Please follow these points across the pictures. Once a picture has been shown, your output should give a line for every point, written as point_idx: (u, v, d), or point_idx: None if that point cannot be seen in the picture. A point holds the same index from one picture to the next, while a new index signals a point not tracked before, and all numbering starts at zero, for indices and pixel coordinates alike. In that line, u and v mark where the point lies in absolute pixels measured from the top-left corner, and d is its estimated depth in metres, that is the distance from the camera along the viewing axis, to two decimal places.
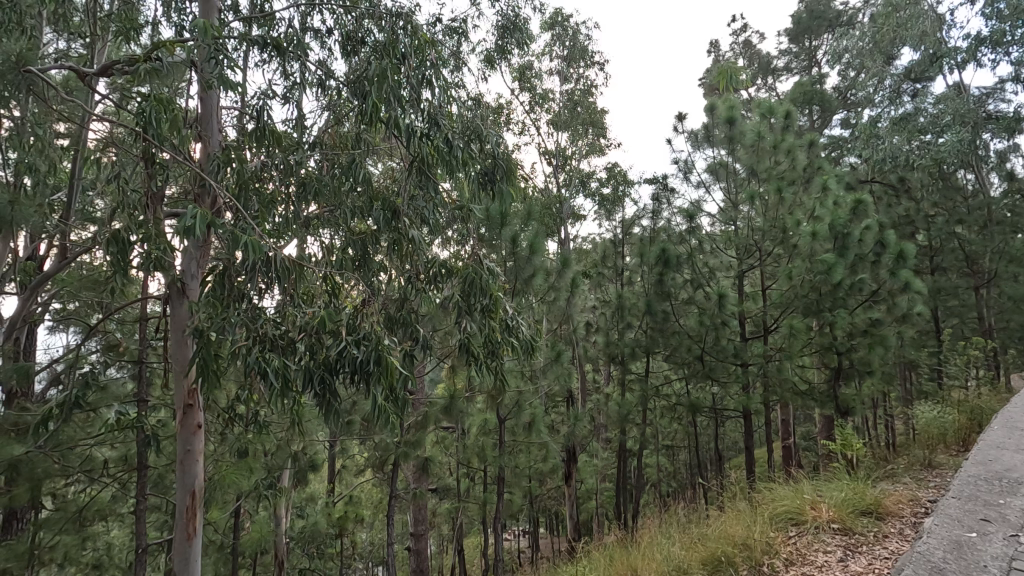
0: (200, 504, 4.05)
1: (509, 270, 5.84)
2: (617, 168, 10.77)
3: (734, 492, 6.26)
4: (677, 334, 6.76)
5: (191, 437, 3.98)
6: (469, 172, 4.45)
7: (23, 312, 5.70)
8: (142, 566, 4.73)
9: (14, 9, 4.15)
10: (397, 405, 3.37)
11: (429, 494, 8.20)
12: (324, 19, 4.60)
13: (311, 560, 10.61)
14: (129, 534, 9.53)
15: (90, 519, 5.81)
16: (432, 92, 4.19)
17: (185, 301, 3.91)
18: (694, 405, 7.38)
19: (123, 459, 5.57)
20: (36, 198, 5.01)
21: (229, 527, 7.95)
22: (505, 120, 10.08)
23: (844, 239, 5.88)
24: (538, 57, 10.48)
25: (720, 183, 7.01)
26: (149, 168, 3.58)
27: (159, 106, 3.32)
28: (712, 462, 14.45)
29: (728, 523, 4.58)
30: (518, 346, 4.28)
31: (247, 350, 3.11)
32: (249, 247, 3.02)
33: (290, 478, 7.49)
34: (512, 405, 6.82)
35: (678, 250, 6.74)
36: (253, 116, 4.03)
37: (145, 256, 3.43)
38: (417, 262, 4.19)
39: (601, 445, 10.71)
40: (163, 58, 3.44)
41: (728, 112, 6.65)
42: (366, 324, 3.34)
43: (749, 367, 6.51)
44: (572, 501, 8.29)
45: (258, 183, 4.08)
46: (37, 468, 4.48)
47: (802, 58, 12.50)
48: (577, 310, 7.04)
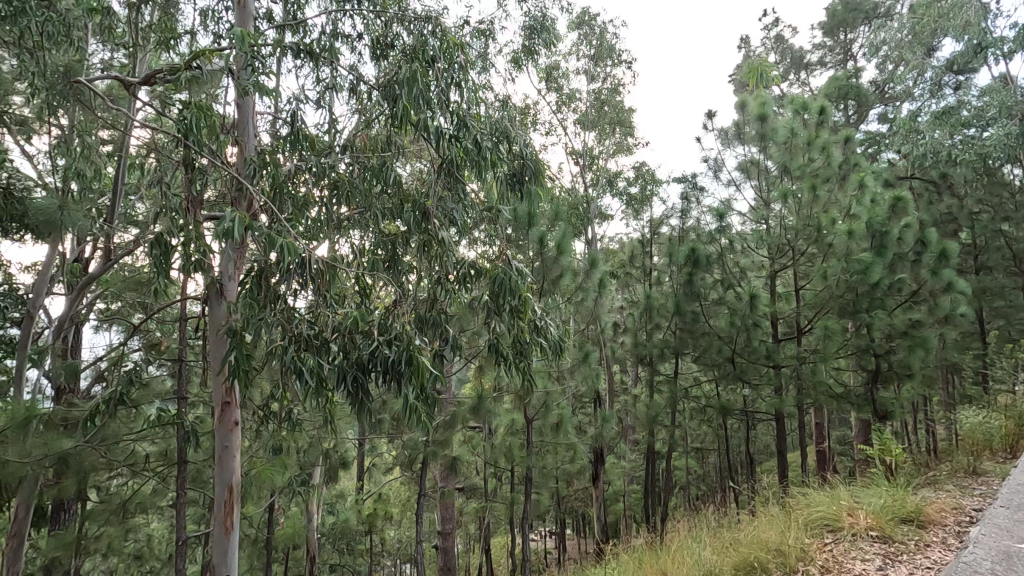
0: (238, 499, 4.15)
1: (536, 271, 5.83)
2: (645, 167, 10.66)
3: (766, 496, 6.13)
4: (706, 335, 6.64)
5: (228, 435, 4.08)
6: (497, 172, 4.46)
7: (71, 312, 5.97)
8: (182, 559, 4.87)
9: (63, 24, 4.36)
10: (427, 404, 3.39)
11: (456, 493, 8.27)
12: (354, 23, 4.68)
13: (341, 556, 10.81)
14: (166, 527, 9.88)
15: (131, 510, 6.07)
16: (461, 94, 4.23)
17: (222, 301, 4.00)
18: (725, 406, 7.25)
19: (163, 455, 5.78)
20: (83, 203, 5.23)
21: (263, 521, 8.17)
22: (532, 120, 10.06)
23: (883, 238, 5.69)
24: (565, 57, 10.43)
25: (751, 182, 6.89)
26: (189, 173, 3.70)
27: (200, 113, 3.45)
28: (743, 465, 14.18)
29: (760, 528, 4.50)
30: (547, 346, 4.28)
31: (283, 349, 3.20)
32: (285, 250, 3.11)
33: (321, 475, 7.64)
34: (540, 406, 6.81)
35: (708, 250, 6.62)
36: (287, 120, 4.12)
37: (185, 258, 3.56)
38: (447, 263, 4.16)
39: (629, 447, 10.62)
40: (202, 66, 3.57)
41: (760, 109, 6.49)
42: (397, 324, 3.38)
43: (782, 369, 6.37)
44: (599, 502, 8.24)
45: (292, 187, 4.18)
46: (84, 461, 4.68)
47: (837, 52, 12.17)
48: (604, 310, 7.01)
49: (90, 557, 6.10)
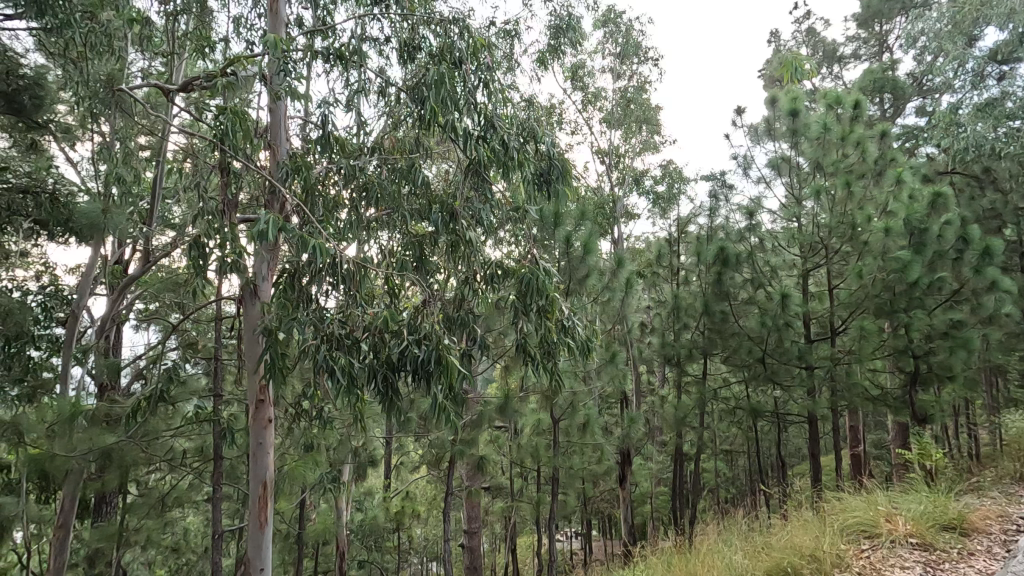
0: (271, 495, 4.24)
1: (563, 271, 5.82)
2: (672, 165, 10.51)
3: (799, 500, 5.98)
4: (736, 335, 6.52)
5: (262, 431, 4.17)
6: (524, 173, 4.46)
7: (112, 312, 6.20)
8: (218, 552, 5.01)
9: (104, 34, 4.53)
10: (457, 404, 3.41)
11: (483, 492, 8.29)
12: (381, 27, 4.74)
13: (369, 553, 10.95)
14: (202, 522, 10.16)
15: (169, 504, 6.28)
16: (488, 94, 4.25)
17: (257, 301, 4.10)
18: (756, 408, 7.11)
19: (200, 451, 5.96)
20: (124, 207, 5.42)
21: (295, 516, 8.34)
22: (557, 120, 10.03)
23: (921, 235, 5.50)
24: (590, 56, 10.36)
25: (781, 179, 6.75)
26: (225, 176, 3.81)
27: (235, 118, 3.54)
28: (774, 468, 13.90)
29: (793, 533, 4.40)
30: (575, 346, 4.24)
31: (315, 348, 3.26)
32: (318, 251, 3.17)
33: (351, 472, 7.75)
34: (567, 406, 6.78)
35: (737, 249, 6.51)
36: (318, 124, 4.21)
37: (222, 259, 3.66)
38: (474, 262, 4.18)
39: (656, 448, 10.51)
40: (236, 73, 3.68)
41: (791, 104, 6.32)
42: (426, 324, 3.42)
43: (815, 370, 6.21)
44: (626, 503, 8.16)
45: (323, 190, 4.26)
46: (125, 455, 4.84)
47: (872, 44, 11.80)
48: (631, 310, 6.96)
49: (131, 548, 6.32)
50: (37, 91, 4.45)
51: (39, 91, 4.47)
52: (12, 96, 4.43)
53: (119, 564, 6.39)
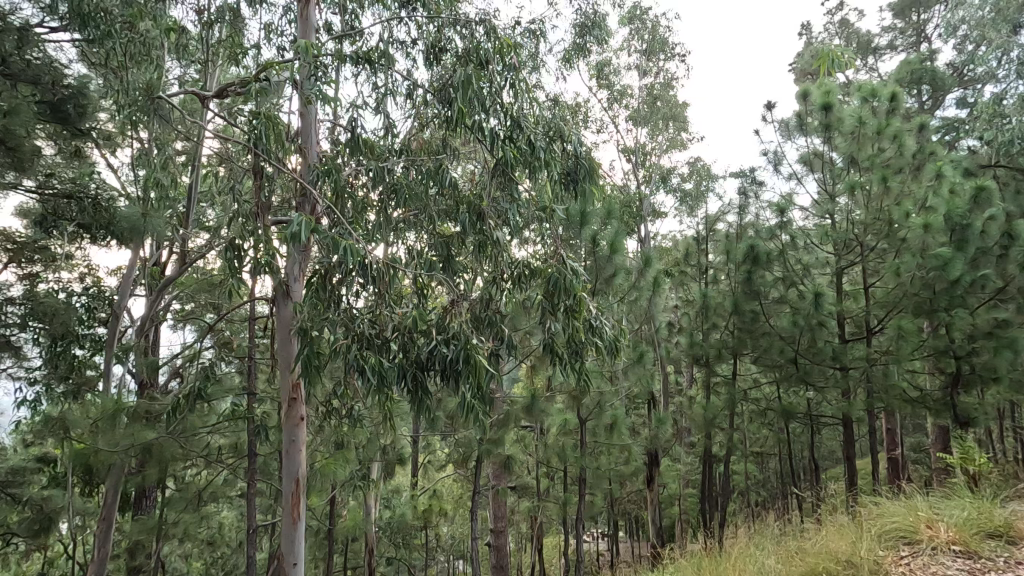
0: (304, 492, 4.32)
1: (589, 270, 5.79)
2: (700, 163, 10.35)
3: (834, 504, 5.82)
4: (767, 334, 6.38)
5: (295, 429, 4.26)
6: (550, 172, 4.46)
7: (151, 312, 6.39)
8: (253, 547, 5.13)
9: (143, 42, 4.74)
10: (485, 403, 3.43)
11: (509, 491, 8.31)
12: (408, 30, 4.80)
13: (396, 551, 11.08)
14: (235, 517, 10.41)
15: (205, 499, 6.46)
16: (515, 94, 4.26)
17: (289, 302, 4.19)
18: (788, 409, 6.96)
19: (234, 447, 6.12)
20: (161, 210, 5.59)
21: (325, 513, 8.48)
22: (583, 118, 9.97)
23: (963, 231, 5.28)
24: (616, 53, 10.29)
25: (814, 174, 6.58)
26: (258, 179, 3.91)
27: (268, 123, 3.64)
28: (807, 471, 13.58)
29: (829, 538, 4.29)
30: (603, 346, 4.21)
31: (347, 347, 3.32)
32: (348, 252, 3.24)
33: (379, 470, 7.85)
34: (594, 406, 6.74)
35: (768, 247, 6.37)
36: (347, 127, 4.28)
37: (255, 261, 3.75)
38: (502, 262, 4.19)
39: (684, 449, 10.37)
40: (269, 78, 3.77)
41: (824, 98, 6.14)
42: (455, 323, 3.44)
43: (850, 370, 6.05)
44: (654, 505, 8.06)
45: (352, 192, 4.33)
46: (164, 451, 5.00)
47: (909, 34, 11.42)
48: (659, 310, 6.88)
49: (169, 541, 6.51)
50: (80, 99, 4.57)
51: (83, 100, 4.59)
52: (58, 104, 4.55)
53: (159, 556, 6.62)
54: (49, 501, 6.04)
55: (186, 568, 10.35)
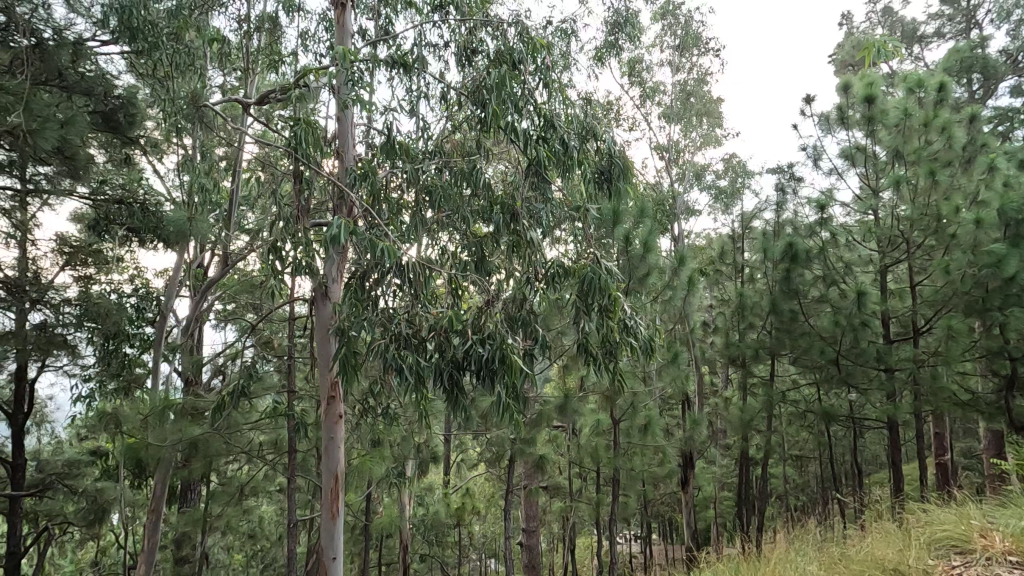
0: (342, 488, 4.40)
1: (622, 270, 5.74)
2: (735, 159, 10.14)
3: (881, 511, 5.59)
4: (807, 334, 6.20)
5: (333, 427, 4.35)
6: (584, 171, 4.43)
7: (195, 312, 6.63)
8: (294, 542, 5.27)
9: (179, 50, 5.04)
10: (519, 403, 3.43)
11: (541, 491, 8.30)
12: (440, 33, 4.87)
13: (430, 547, 11.19)
14: (274, 511, 10.70)
15: (247, 493, 6.66)
16: (548, 93, 4.26)
17: (328, 302, 4.29)
18: (830, 412, 6.75)
19: (274, 444, 6.28)
20: (204, 213, 5.79)
21: (361, 509, 8.65)
22: (615, 116, 9.89)
23: (1019, 226, 5.01)
24: (648, 50, 10.16)
25: (856, 169, 6.38)
26: (298, 183, 4.03)
27: (307, 128, 3.75)
28: (849, 476, 13.14)
29: (875, 546, 4.12)
30: (638, 346, 4.16)
31: (384, 347, 3.38)
32: (386, 253, 3.31)
33: (414, 468, 7.95)
34: (627, 406, 6.67)
35: (808, 244, 6.20)
36: (382, 130, 4.36)
37: (296, 262, 3.86)
38: (536, 262, 4.18)
39: (719, 451, 10.17)
40: (308, 85, 3.87)
41: (866, 90, 5.94)
42: (490, 323, 3.46)
43: (896, 372, 5.82)
44: (690, 508, 7.91)
45: (388, 194, 4.41)
46: (209, 446, 5.17)
47: (958, 20, 10.92)
48: (693, 309, 6.77)
49: (213, 533, 6.74)
50: (130, 109, 4.80)
51: (132, 109, 4.82)
52: (109, 115, 4.79)
53: (204, 548, 6.86)
54: (104, 493, 6.27)
55: (228, 560, 10.69)
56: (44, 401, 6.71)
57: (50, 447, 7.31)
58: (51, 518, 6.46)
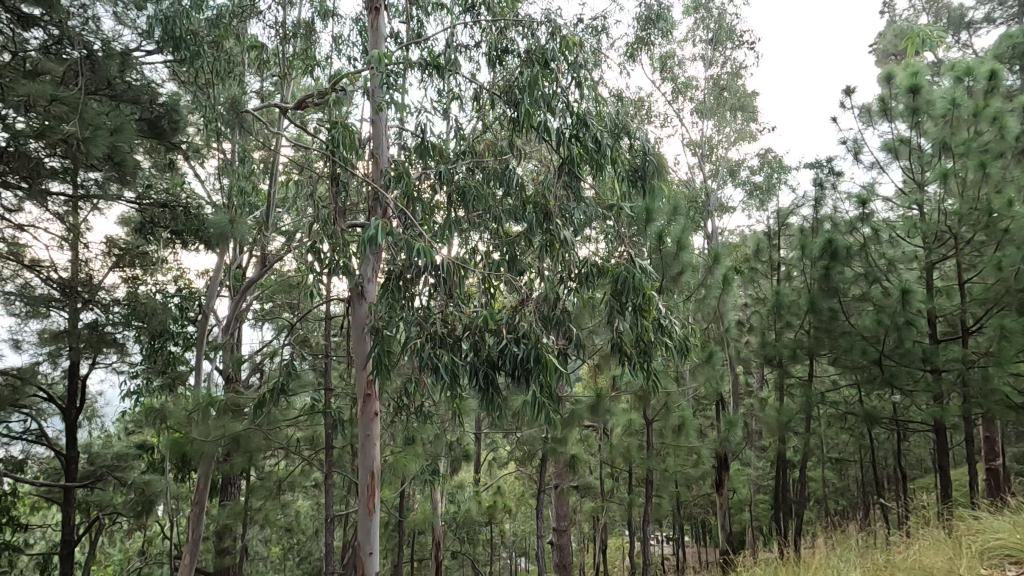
0: (379, 484, 4.48)
1: (655, 268, 5.69)
2: (771, 153, 9.90)
3: (928, 517, 5.38)
4: (848, 334, 6.01)
5: (370, 424, 4.43)
6: (617, 169, 4.40)
7: (235, 311, 6.82)
8: (331, 536, 5.40)
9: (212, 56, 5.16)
10: (554, 402, 3.43)
11: (573, 491, 8.26)
12: (471, 34, 4.90)
13: (462, 545, 11.27)
14: (309, 506, 10.93)
15: (284, 488, 6.83)
16: (580, 91, 4.24)
17: (363, 302, 4.37)
18: (872, 414, 6.53)
19: (311, 440, 6.42)
20: (243, 215, 5.95)
21: (394, 505, 8.77)
22: (646, 113, 9.77)
23: None
24: (680, 45, 10.01)
25: (899, 162, 6.17)
26: (336, 185, 4.11)
27: (345, 131, 3.83)
28: (892, 479, 12.67)
29: (921, 554, 3.98)
30: (673, 346, 4.09)
31: (421, 345, 3.44)
32: (422, 253, 3.35)
33: (446, 465, 8.00)
34: (661, 406, 6.60)
35: (848, 241, 6.01)
36: (415, 131, 4.40)
37: (333, 263, 3.94)
38: (570, 262, 4.16)
39: (755, 453, 9.93)
40: (345, 89, 3.96)
41: (911, 80, 5.74)
42: (525, 322, 3.47)
43: (943, 374, 5.60)
44: (724, 510, 7.74)
45: (421, 195, 4.45)
46: (251, 442, 5.31)
47: (1009, 4, 10.40)
48: (728, 308, 6.64)
49: (253, 525, 6.93)
50: (173, 115, 4.97)
51: (175, 116, 4.98)
52: (155, 122, 4.95)
53: (244, 540, 7.06)
54: (151, 485, 6.49)
55: (266, 552, 10.96)
56: (94, 396, 6.97)
57: (100, 440, 7.64)
58: (101, 509, 6.75)
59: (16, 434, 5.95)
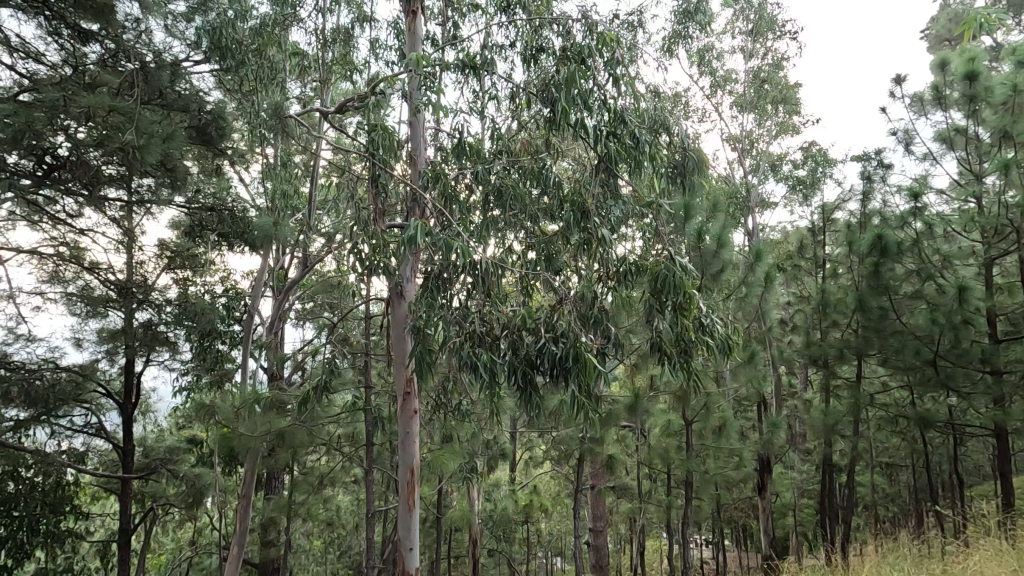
0: (418, 481, 4.53)
1: (694, 266, 5.57)
2: (815, 147, 9.57)
3: (990, 527, 5.10)
4: (900, 334, 5.75)
5: (409, 421, 4.49)
6: (655, 166, 4.34)
7: (278, 311, 7.02)
8: (372, 532, 5.50)
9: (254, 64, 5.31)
10: (593, 403, 3.40)
11: (610, 491, 8.19)
12: (508, 34, 4.91)
13: (498, 543, 11.31)
14: (349, 501, 11.16)
15: (325, 483, 7.00)
16: (617, 88, 4.19)
17: (403, 301, 4.44)
18: (926, 417, 6.23)
19: (352, 437, 6.56)
20: (286, 218, 6.12)
21: (432, 502, 8.86)
22: (684, 107, 9.59)
23: None
24: (719, 37, 9.79)
25: (955, 152, 5.87)
26: (375, 187, 4.19)
27: (384, 134, 3.91)
28: (948, 486, 12.05)
29: (983, 565, 3.77)
30: (714, 346, 3.98)
31: (460, 344, 3.49)
32: (461, 253, 3.38)
33: (482, 463, 8.04)
34: (701, 407, 6.47)
35: (899, 237, 5.76)
36: (452, 132, 4.43)
37: (374, 264, 4.01)
38: (608, 261, 4.12)
39: (799, 455, 9.62)
40: (384, 93, 4.03)
41: (968, 66, 5.44)
42: (562, 321, 3.46)
43: (1004, 376, 5.30)
44: (768, 514, 7.52)
45: (459, 195, 4.48)
46: (295, 438, 5.47)
47: None
48: (771, 307, 6.45)
49: (297, 519, 7.12)
50: (219, 123, 5.12)
51: (221, 123, 5.14)
52: (202, 129, 5.13)
53: (288, 533, 7.27)
54: (200, 478, 6.78)
55: (309, 545, 11.26)
56: (148, 392, 7.31)
57: (154, 434, 8.00)
58: (155, 500, 7.08)
59: (78, 427, 6.29)
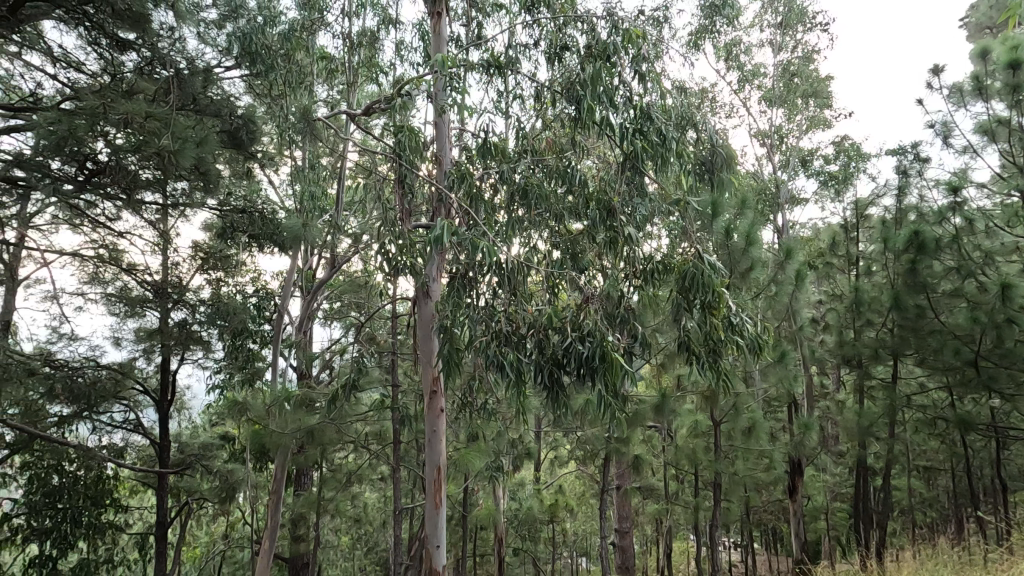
0: (445, 479, 4.56)
1: (722, 263, 5.49)
2: (848, 141, 9.32)
3: None
4: (938, 333, 5.56)
5: (436, 419, 4.52)
6: (682, 163, 4.29)
7: (307, 311, 7.15)
8: (399, 528, 5.56)
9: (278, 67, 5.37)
10: (620, 402, 3.38)
11: (636, 491, 8.11)
12: (532, 33, 4.91)
13: (524, 542, 11.31)
14: (376, 498, 11.30)
15: (353, 480, 7.10)
16: (643, 85, 4.14)
17: (428, 300, 4.49)
18: (967, 419, 6.01)
19: (379, 435, 6.64)
20: (314, 219, 6.23)
21: (458, 501, 8.91)
22: (711, 103, 9.45)
23: None
24: (746, 31, 9.61)
25: (998, 145, 5.64)
26: (401, 187, 4.23)
27: (410, 135, 3.95)
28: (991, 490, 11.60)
29: None
30: (744, 345, 3.90)
31: (486, 343, 3.51)
32: (486, 253, 3.40)
33: (508, 462, 8.06)
34: (729, 407, 6.35)
35: (937, 233, 5.56)
36: (478, 132, 4.45)
37: (401, 263, 4.05)
38: (635, 259, 4.08)
39: (832, 458, 9.38)
40: (410, 94, 4.07)
41: (1010, 55, 5.13)
42: (589, 320, 3.45)
43: None
44: (799, 517, 7.36)
45: (484, 196, 4.50)
46: (324, 435, 5.57)
47: None
48: (802, 305, 6.30)
49: (326, 515, 7.25)
50: (250, 127, 5.22)
51: (252, 127, 5.24)
52: (235, 134, 5.26)
53: (318, 529, 7.40)
54: (233, 473, 7.00)
55: (337, 541, 11.43)
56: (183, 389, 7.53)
57: (189, 430, 8.25)
58: (191, 494, 7.31)
59: (117, 423, 6.52)
